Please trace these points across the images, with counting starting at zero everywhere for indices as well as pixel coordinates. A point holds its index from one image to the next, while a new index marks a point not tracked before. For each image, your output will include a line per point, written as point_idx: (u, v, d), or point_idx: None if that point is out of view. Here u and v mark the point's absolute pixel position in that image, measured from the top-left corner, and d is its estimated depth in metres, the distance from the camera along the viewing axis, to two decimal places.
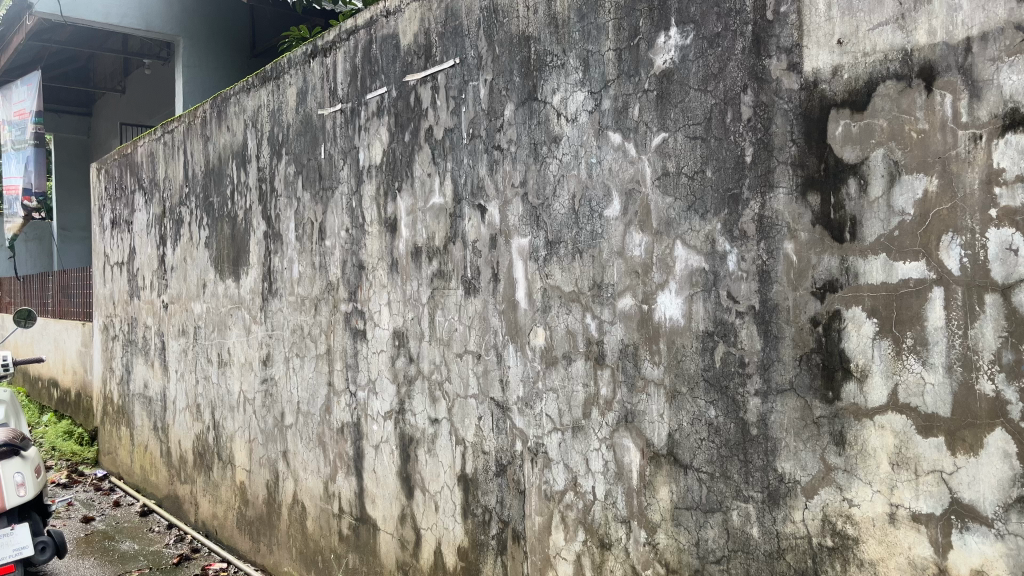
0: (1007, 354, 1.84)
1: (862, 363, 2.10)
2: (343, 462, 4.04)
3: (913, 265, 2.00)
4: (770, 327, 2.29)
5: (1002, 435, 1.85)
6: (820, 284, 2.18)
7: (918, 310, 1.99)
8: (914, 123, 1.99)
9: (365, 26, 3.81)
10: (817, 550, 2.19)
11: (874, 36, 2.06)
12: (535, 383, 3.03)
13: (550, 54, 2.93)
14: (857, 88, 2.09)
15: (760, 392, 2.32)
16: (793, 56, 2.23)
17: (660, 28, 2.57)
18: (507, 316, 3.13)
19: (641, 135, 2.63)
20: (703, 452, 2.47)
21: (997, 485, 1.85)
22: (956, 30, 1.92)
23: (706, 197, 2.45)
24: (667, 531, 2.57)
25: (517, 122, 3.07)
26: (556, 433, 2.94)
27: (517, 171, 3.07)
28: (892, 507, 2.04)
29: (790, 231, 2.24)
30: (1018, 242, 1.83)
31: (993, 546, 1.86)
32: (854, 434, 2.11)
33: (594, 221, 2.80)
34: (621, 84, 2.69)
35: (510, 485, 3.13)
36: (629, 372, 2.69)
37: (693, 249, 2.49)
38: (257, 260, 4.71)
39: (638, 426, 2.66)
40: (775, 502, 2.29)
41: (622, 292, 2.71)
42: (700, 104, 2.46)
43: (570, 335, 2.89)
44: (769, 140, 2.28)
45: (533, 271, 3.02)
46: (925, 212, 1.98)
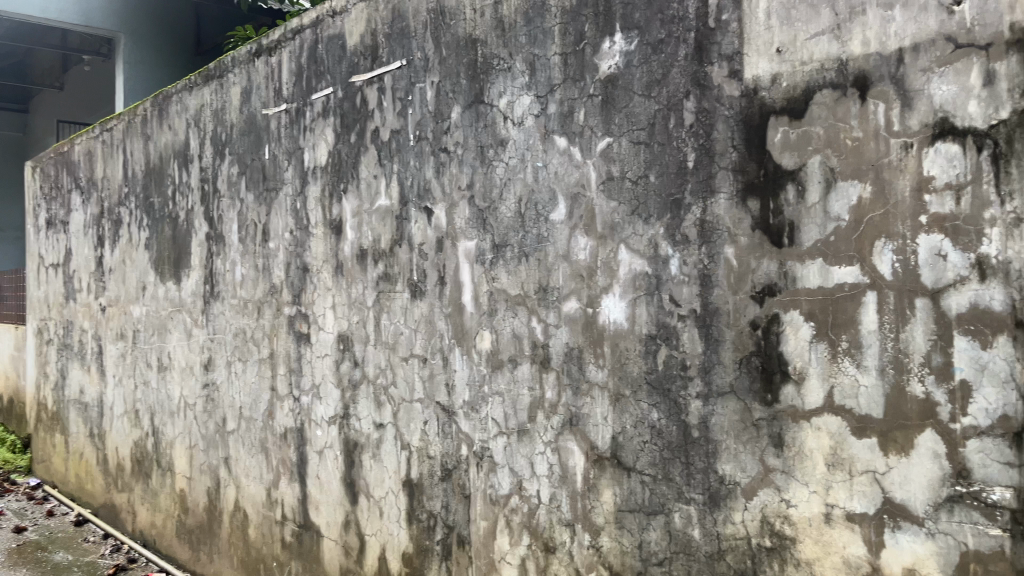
0: (936, 357, 1.90)
1: (800, 366, 2.13)
2: (286, 468, 3.97)
3: (848, 269, 2.04)
4: (712, 330, 2.32)
5: (932, 436, 1.90)
6: (759, 288, 2.22)
7: (853, 314, 2.04)
8: (849, 131, 2.04)
9: (311, 26, 3.76)
10: (756, 551, 2.22)
11: (811, 46, 2.11)
12: (480, 388, 3.01)
13: (497, 57, 2.92)
14: (795, 96, 2.13)
15: (701, 395, 2.35)
16: (734, 63, 2.27)
17: (605, 33, 2.59)
18: (453, 320, 3.11)
19: (586, 140, 2.64)
20: (645, 455, 2.49)
21: (928, 485, 1.90)
22: (889, 41, 1.97)
23: (649, 202, 2.48)
24: (611, 534, 2.58)
25: (463, 125, 3.05)
26: (502, 437, 2.93)
27: (464, 173, 3.06)
28: (828, 507, 2.08)
29: (731, 236, 2.28)
30: (947, 248, 1.88)
31: (924, 544, 1.91)
32: (792, 436, 2.15)
33: (540, 225, 2.80)
34: (567, 88, 2.70)
35: (455, 489, 3.10)
36: (574, 375, 2.69)
37: (637, 253, 2.51)
38: (199, 262, 4.60)
39: (583, 429, 2.67)
40: (716, 504, 2.31)
41: (567, 295, 2.71)
42: (643, 109, 2.48)
43: (516, 338, 2.88)
44: (711, 145, 2.32)
45: (480, 274, 3.00)
46: (859, 217, 2.02)
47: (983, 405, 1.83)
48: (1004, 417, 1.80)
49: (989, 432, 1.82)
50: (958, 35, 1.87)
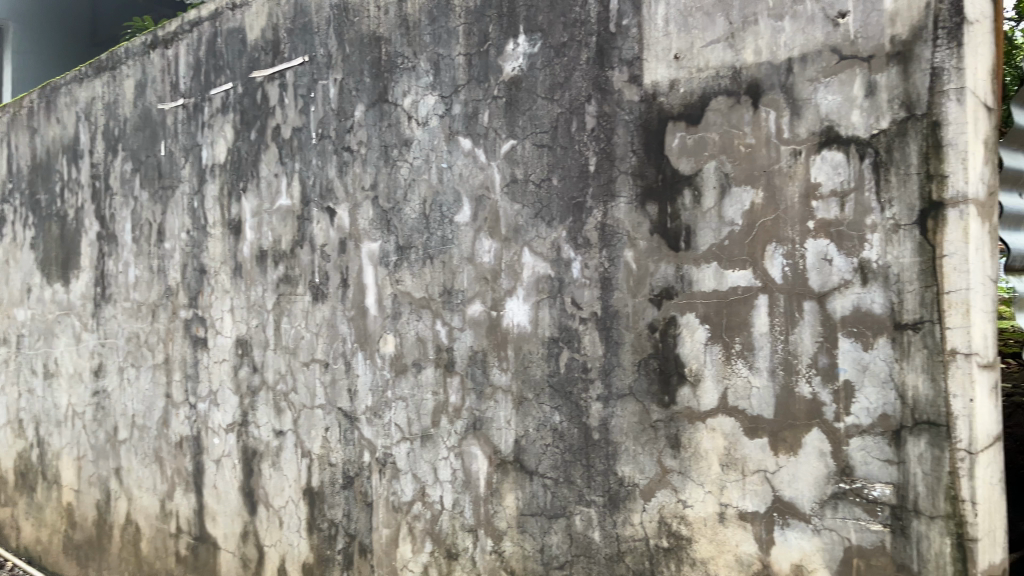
0: (822, 358, 1.96)
1: (696, 368, 2.17)
2: (181, 478, 3.80)
3: (741, 273, 2.09)
4: (612, 333, 2.34)
5: (818, 435, 1.96)
6: (657, 291, 2.24)
7: (745, 317, 2.08)
8: (742, 138, 2.08)
9: (210, 18, 3.61)
10: (654, 551, 2.25)
11: (707, 53, 2.15)
12: (383, 393, 2.95)
13: (401, 56, 2.88)
14: (692, 102, 2.17)
15: (601, 397, 2.36)
16: (634, 68, 2.29)
17: (509, 35, 2.57)
18: (356, 323, 3.04)
19: (490, 141, 2.62)
20: (547, 458, 2.48)
21: (814, 483, 1.96)
22: (779, 51, 2.02)
23: (552, 205, 2.47)
24: (513, 539, 2.56)
25: (367, 124, 2.99)
26: (405, 442, 2.87)
27: (367, 173, 3.00)
28: (722, 506, 2.12)
29: (630, 239, 2.30)
30: (832, 253, 1.94)
31: (810, 541, 1.97)
32: (688, 436, 2.18)
33: (444, 226, 2.76)
34: (471, 89, 2.68)
35: (357, 497, 3.03)
36: (478, 379, 2.67)
37: (539, 256, 2.50)
38: (89, 262, 4.37)
39: (486, 433, 2.64)
40: (616, 506, 2.32)
41: (471, 298, 2.68)
42: (546, 112, 2.48)
43: (420, 342, 2.83)
44: (612, 149, 2.33)
45: (383, 276, 2.94)
46: (751, 222, 2.07)
47: (865, 405, 1.89)
48: (883, 416, 1.86)
49: (870, 431, 1.88)
50: (843, 46, 1.93)
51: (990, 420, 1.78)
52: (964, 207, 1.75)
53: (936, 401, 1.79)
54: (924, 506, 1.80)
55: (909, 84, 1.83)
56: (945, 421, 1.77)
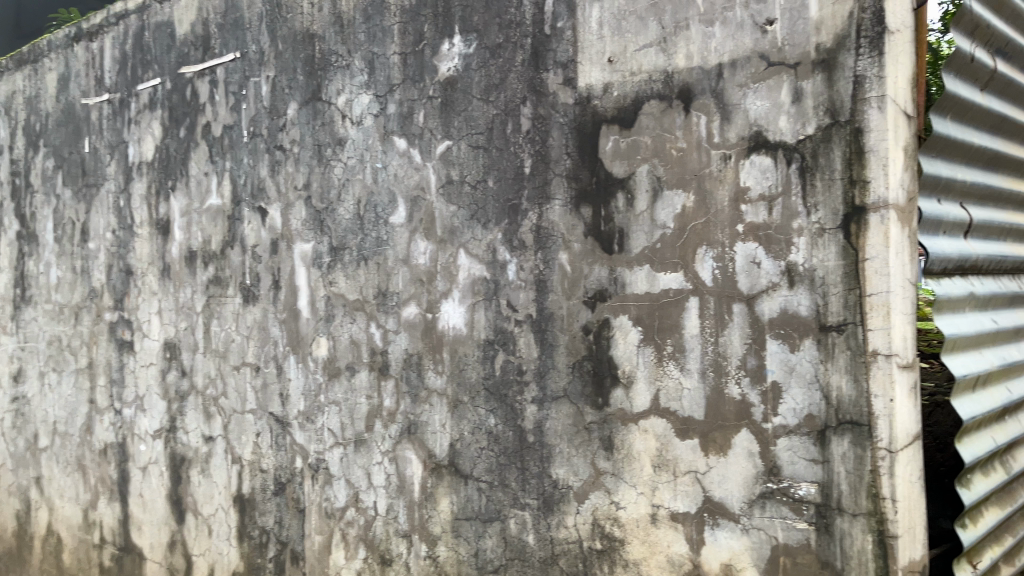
0: (751, 360, 1.99)
1: (628, 370, 2.18)
2: (105, 487, 3.67)
3: (672, 276, 2.11)
4: (547, 335, 2.33)
5: (747, 436, 1.99)
6: (591, 294, 2.25)
7: (677, 319, 2.10)
8: (674, 142, 2.10)
9: (137, 11, 3.49)
10: (587, 553, 2.25)
11: (640, 57, 2.16)
12: (316, 397, 2.89)
13: (335, 54, 2.83)
14: (625, 106, 2.18)
15: (536, 400, 2.35)
16: (568, 70, 2.29)
17: (444, 35, 2.55)
18: (288, 326, 2.97)
19: (426, 142, 2.60)
20: (482, 462, 2.47)
21: (743, 483, 1.99)
22: (710, 56, 2.05)
23: (487, 207, 2.46)
24: (447, 543, 2.54)
25: (300, 123, 2.93)
26: (338, 447, 2.82)
27: (300, 173, 2.93)
28: (654, 507, 2.13)
29: (565, 241, 2.30)
30: (760, 256, 1.97)
31: (739, 540, 2.00)
32: (621, 438, 2.19)
33: (379, 227, 2.73)
34: (406, 89, 2.64)
35: (289, 504, 2.96)
36: (413, 383, 2.63)
37: (475, 257, 2.49)
38: (7, 263, 4.18)
39: (421, 437, 2.61)
40: (550, 508, 2.32)
41: (406, 300, 2.65)
42: (482, 113, 2.47)
43: (354, 345, 2.79)
44: (547, 152, 2.33)
45: (317, 278, 2.89)
46: (683, 225, 2.09)
47: (792, 405, 1.93)
48: (809, 416, 1.90)
49: (797, 431, 1.92)
50: (771, 53, 1.96)
51: (910, 420, 1.83)
52: (885, 212, 1.80)
53: (859, 401, 1.83)
54: (847, 504, 1.84)
55: (833, 91, 1.87)
56: (867, 421, 1.82)
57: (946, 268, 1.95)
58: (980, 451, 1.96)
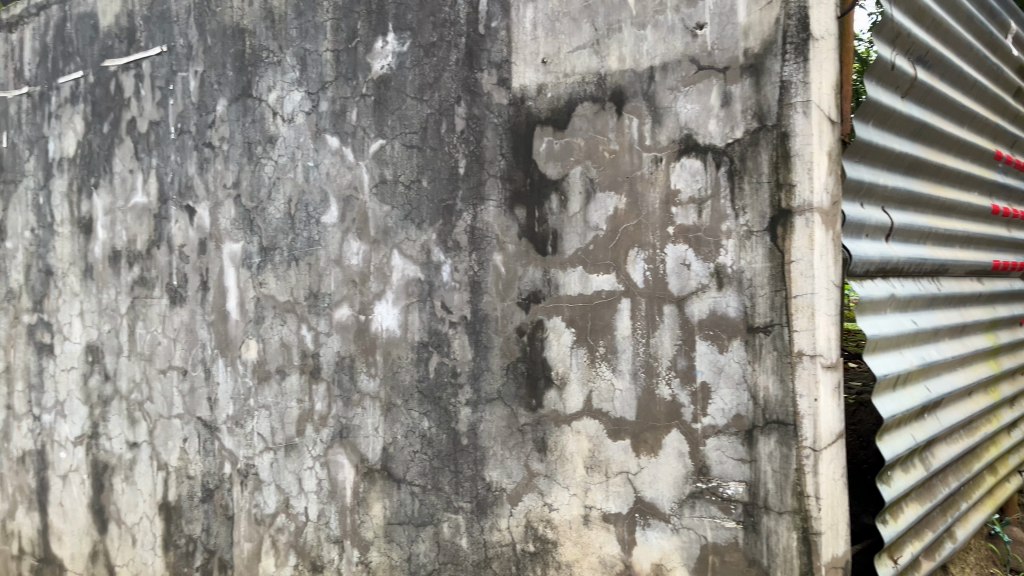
0: (681, 361, 2.00)
1: (562, 371, 2.18)
2: (23, 496, 3.50)
3: (605, 277, 2.11)
4: (481, 337, 2.32)
5: (678, 436, 2.01)
6: (525, 295, 2.24)
7: (609, 320, 2.11)
8: (607, 144, 2.11)
9: (58, 1, 3.35)
10: (520, 556, 2.24)
11: (573, 59, 2.16)
12: (245, 401, 2.82)
13: (266, 50, 2.76)
14: (559, 107, 2.18)
15: (470, 402, 2.33)
16: (502, 71, 2.28)
17: (377, 32, 2.51)
18: (216, 328, 2.89)
19: (359, 140, 2.55)
20: (415, 465, 2.43)
21: (673, 483, 2.01)
22: (642, 59, 2.06)
23: (421, 207, 2.43)
24: (380, 548, 2.50)
25: (229, 120, 2.85)
26: (268, 452, 2.76)
27: (230, 171, 2.85)
28: (586, 508, 2.13)
29: (499, 243, 2.28)
30: (690, 258, 1.99)
31: (670, 539, 2.01)
32: (554, 440, 2.19)
33: (311, 227, 2.67)
34: (339, 86, 2.59)
35: (217, 511, 2.88)
36: (345, 386, 2.59)
37: (408, 258, 2.46)
38: None
39: (352, 441, 2.57)
40: (483, 511, 2.30)
41: (339, 301, 2.60)
42: (415, 112, 2.44)
43: (285, 347, 2.72)
44: (481, 152, 2.31)
45: (246, 279, 2.82)
46: (615, 227, 2.10)
47: (720, 405, 1.95)
48: (737, 416, 1.93)
49: (725, 431, 1.94)
50: (701, 57, 1.98)
51: (834, 418, 1.87)
52: (809, 215, 1.84)
53: (784, 401, 1.86)
54: (774, 503, 1.88)
55: (761, 96, 1.90)
56: (792, 420, 1.85)
57: (868, 270, 2.00)
58: (900, 448, 2.01)
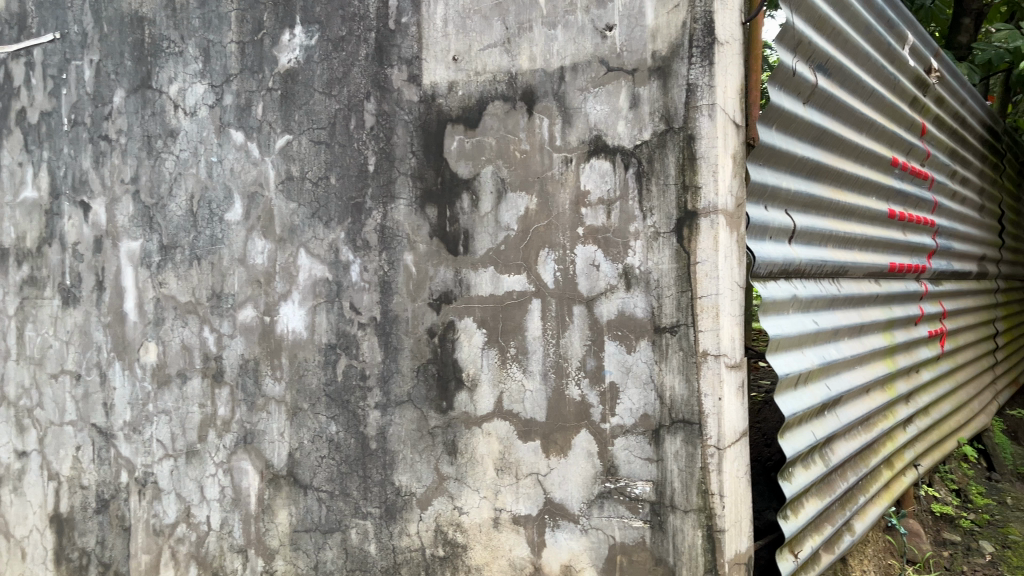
0: (590, 361, 2.01)
1: (473, 373, 2.15)
2: None
3: (516, 277, 2.10)
4: (390, 338, 2.27)
5: (587, 436, 2.01)
6: (436, 295, 2.20)
7: (520, 321, 2.10)
8: (518, 143, 2.10)
9: None
10: (429, 561, 2.21)
11: (484, 57, 2.14)
12: (144, 407, 2.68)
13: (166, 39, 2.63)
14: (470, 106, 2.16)
15: (379, 405, 2.28)
16: (413, 67, 2.24)
17: (284, 24, 2.43)
18: (113, 330, 2.74)
19: (265, 136, 2.47)
20: (322, 471, 2.37)
21: (583, 483, 2.00)
22: (552, 59, 2.05)
23: (329, 204, 2.37)
24: (285, 557, 2.42)
25: (127, 112, 2.70)
26: (168, 460, 2.64)
27: (128, 166, 2.70)
28: (497, 511, 2.12)
29: (409, 242, 2.24)
30: (600, 259, 2.00)
31: (579, 540, 2.01)
32: (464, 442, 2.16)
33: (214, 225, 2.57)
34: (244, 79, 2.50)
35: (112, 522, 2.73)
36: (249, 390, 2.50)
37: (316, 257, 2.39)
38: None
39: (257, 447, 2.48)
40: (392, 516, 2.26)
41: (243, 302, 2.51)
42: (324, 108, 2.37)
43: (185, 350, 2.61)
44: (391, 150, 2.27)
45: (145, 279, 2.68)
46: (526, 227, 2.09)
47: (628, 405, 1.96)
48: (644, 416, 1.94)
49: (633, 430, 1.95)
50: (610, 58, 1.99)
51: (737, 416, 1.90)
52: (714, 217, 1.87)
53: (690, 400, 1.89)
54: (679, 501, 1.90)
55: (667, 98, 1.92)
56: (698, 419, 1.88)
57: (771, 271, 2.05)
58: (801, 445, 2.06)
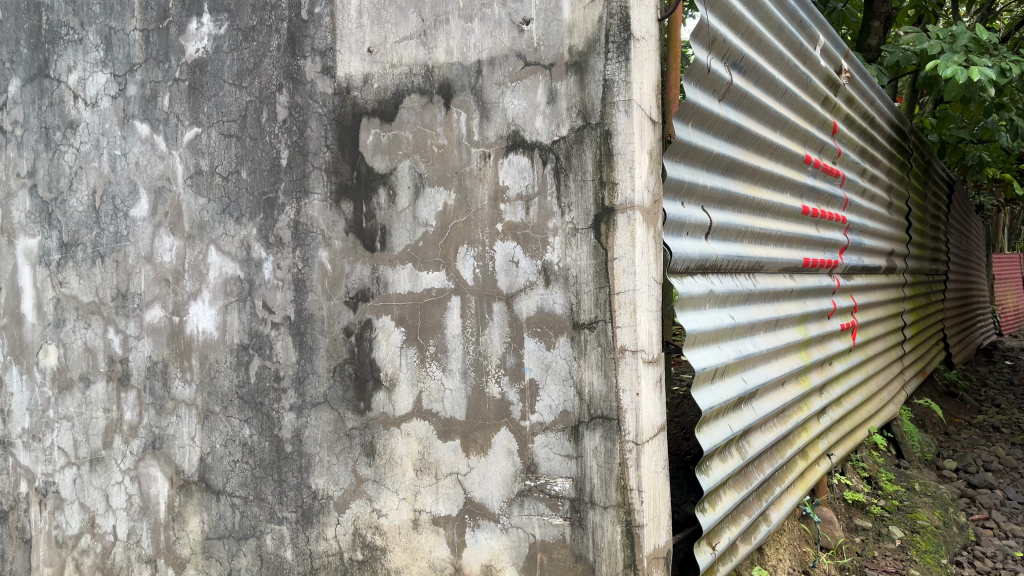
0: (509, 359, 1.99)
1: (391, 372, 2.11)
2: None
3: (435, 274, 2.07)
4: (305, 338, 2.20)
5: (507, 434, 1.99)
6: (352, 294, 2.15)
7: (439, 319, 2.06)
8: (435, 138, 2.06)
9: None
10: (348, 565, 2.16)
11: (400, 49, 2.10)
12: (44, 413, 2.54)
13: (65, 26, 2.48)
14: (385, 98, 2.11)
15: (294, 407, 2.22)
16: (327, 59, 2.17)
17: (191, 13, 2.33)
18: (9, 332, 2.59)
19: (172, 128, 2.36)
20: (236, 475, 2.28)
21: (503, 482, 1.99)
22: (468, 52, 2.02)
23: (240, 200, 2.28)
24: (197, 566, 2.33)
25: (23, 102, 2.54)
26: (71, 468, 2.51)
27: (24, 158, 2.55)
28: (416, 512, 2.08)
29: (324, 239, 2.18)
30: (519, 255, 1.98)
31: (499, 540, 1.99)
32: (382, 443, 2.12)
33: (118, 221, 2.45)
34: (149, 69, 2.39)
35: (12, 534, 2.58)
36: (157, 394, 2.39)
37: (227, 255, 2.30)
38: None
39: (166, 452, 2.38)
40: (308, 521, 2.20)
41: (149, 302, 2.40)
42: (234, 100, 2.28)
43: (88, 353, 2.48)
44: (304, 143, 2.20)
45: (44, 278, 2.54)
46: (444, 223, 2.05)
47: (548, 402, 1.95)
48: (564, 413, 1.93)
49: (553, 428, 1.94)
50: (527, 53, 1.97)
51: (655, 412, 1.92)
52: (631, 213, 1.87)
53: (608, 396, 1.89)
54: (598, 498, 1.90)
55: (584, 94, 1.91)
56: (616, 415, 1.88)
57: (688, 267, 2.07)
58: (718, 439, 2.09)
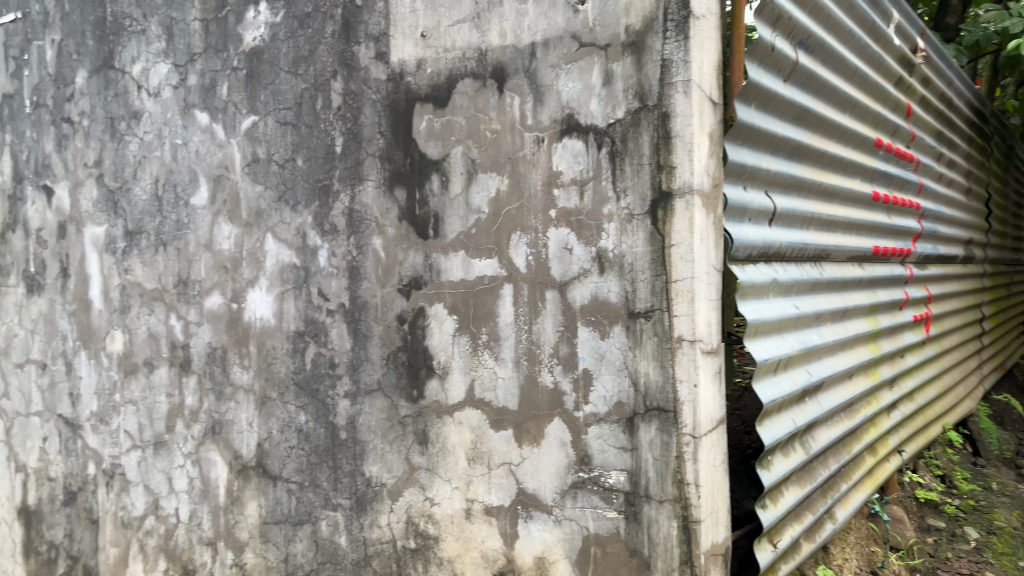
0: (563, 348, 1.94)
1: (444, 360, 2.09)
2: None
3: (487, 262, 2.03)
4: (360, 326, 2.20)
5: (560, 425, 1.95)
6: (406, 281, 2.14)
7: (492, 307, 2.03)
8: (488, 123, 2.02)
9: None
10: (401, 553, 2.15)
11: (453, 33, 2.06)
12: (110, 397, 2.61)
13: (128, 17, 2.53)
14: (439, 84, 2.09)
15: (349, 394, 2.22)
16: (380, 44, 2.16)
17: (249, 1, 2.34)
18: (77, 318, 2.66)
19: (230, 116, 2.39)
20: (292, 461, 2.31)
21: (556, 473, 1.95)
22: (522, 35, 1.97)
23: (296, 187, 2.29)
24: (255, 549, 2.36)
25: (90, 93, 2.59)
26: (136, 451, 2.57)
27: (90, 148, 2.61)
28: (468, 502, 2.06)
29: (378, 226, 2.17)
30: (572, 242, 1.93)
31: (552, 532, 1.96)
32: (435, 432, 2.10)
33: (179, 209, 2.49)
34: (208, 59, 2.41)
35: (80, 514, 2.65)
36: (217, 379, 2.43)
37: (284, 243, 2.32)
38: None
39: (226, 437, 2.41)
40: (362, 508, 2.20)
41: (209, 289, 2.44)
42: (290, 88, 2.29)
43: (152, 339, 2.54)
44: (359, 130, 2.19)
45: (110, 266, 2.60)
46: (497, 210, 2.02)
47: (602, 393, 1.90)
48: (618, 404, 1.88)
49: (607, 419, 1.89)
50: (582, 33, 1.91)
51: (714, 404, 1.84)
52: (690, 198, 1.79)
53: (664, 387, 1.83)
54: (654, 491, 1.84)
55: (642, 75, 1.85)
56: (673, 407, 1.81)
57: (750, 254, 1.98)
58: (780, 433, 2.01)
